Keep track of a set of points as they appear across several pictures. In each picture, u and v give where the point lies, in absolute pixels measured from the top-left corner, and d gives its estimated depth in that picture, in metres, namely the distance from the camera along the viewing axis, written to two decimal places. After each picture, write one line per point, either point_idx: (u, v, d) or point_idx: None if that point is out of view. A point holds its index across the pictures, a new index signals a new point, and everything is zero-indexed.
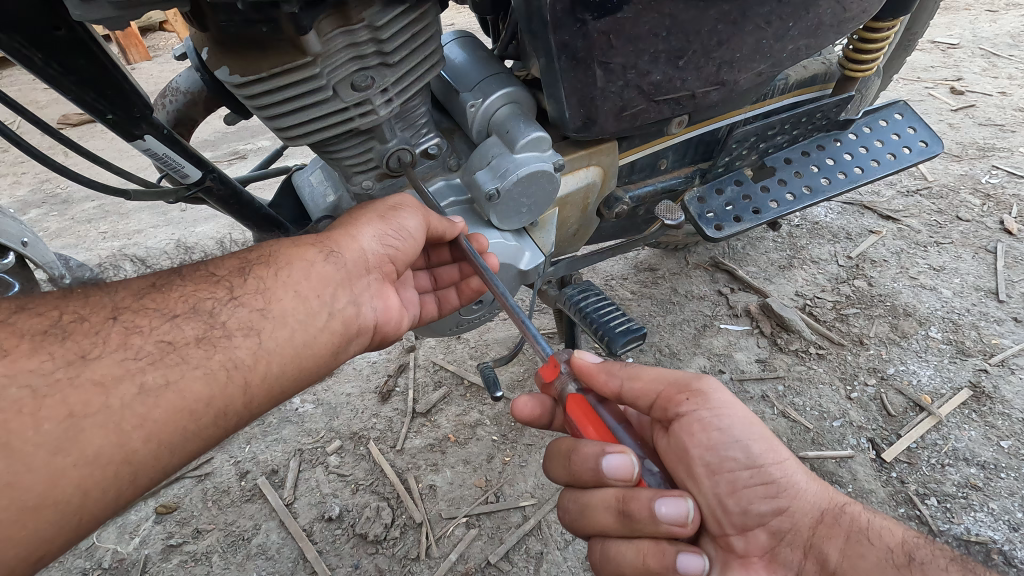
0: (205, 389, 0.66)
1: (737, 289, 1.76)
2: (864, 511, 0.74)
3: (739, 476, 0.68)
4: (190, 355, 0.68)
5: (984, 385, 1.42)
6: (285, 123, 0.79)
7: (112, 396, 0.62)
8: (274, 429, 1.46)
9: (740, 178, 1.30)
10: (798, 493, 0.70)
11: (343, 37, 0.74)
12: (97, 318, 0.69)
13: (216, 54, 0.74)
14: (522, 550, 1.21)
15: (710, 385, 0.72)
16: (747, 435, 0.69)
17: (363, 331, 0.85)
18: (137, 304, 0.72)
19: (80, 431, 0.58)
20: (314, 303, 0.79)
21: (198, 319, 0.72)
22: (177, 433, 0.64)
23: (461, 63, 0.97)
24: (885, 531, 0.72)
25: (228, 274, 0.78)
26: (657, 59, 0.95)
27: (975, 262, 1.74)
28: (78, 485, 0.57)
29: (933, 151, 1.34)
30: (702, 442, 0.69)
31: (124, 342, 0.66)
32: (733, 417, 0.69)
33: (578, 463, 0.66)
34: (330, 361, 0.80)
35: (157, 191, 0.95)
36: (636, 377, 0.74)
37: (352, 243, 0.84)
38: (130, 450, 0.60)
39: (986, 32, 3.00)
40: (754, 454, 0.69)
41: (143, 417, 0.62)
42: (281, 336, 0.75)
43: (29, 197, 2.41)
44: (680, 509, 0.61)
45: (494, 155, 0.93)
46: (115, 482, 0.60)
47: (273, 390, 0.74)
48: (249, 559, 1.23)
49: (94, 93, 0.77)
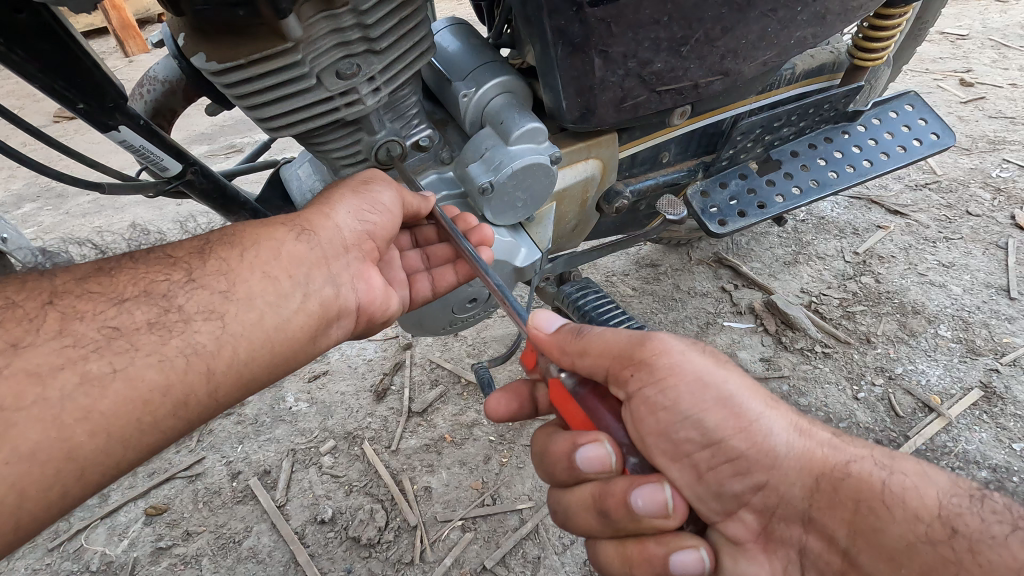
0: (160, 377, 0.64)
1: (741, 285, 1.72)
2: (879, 470, 0.67)
3: (701, 458, 0.62)
4: (143, 341, 0.65)
5: (996, 385, 1.38)
6: (267, 113, 0.75)
7: (50, 388, 0.59)
8: (268, 428, 1.43)
9: (745, 171, 1.26)
10: (777, 459, 0.64)
11: (326, 22, 0.70)
12: (32, 304, 0.65)
13: (192, 39, 0.70)
14: (519, 555, 1.18)
15: (656, 348, 0.64)
16: (699, 406, 0.62)
17: (344, 312, 0.81)
18: (77, 291, 0.68)
19: (13, 424, 0.55)
20: (284, 283, 0.75)
21: (153, 303, 0.69)
22: (130, 425, 0.61)
23: (453, 51, 0.93)
24: (913, 494, 0.66)
25: (186, 256, 0.75)
26: (659, 47, 0.91)
27: (986, 258, 1.70)
28: (13, 484, 0.54)
29: (945, 143, 1.30)
30: (652, 427, 0.62)
31: (62, 329, 0.64)
32: (680, 387, 0.62)
33: (555, 463, 0.65)
34: (308, 346, 0.77)
35: (136, 184, 0.92)
36: (587, 350, 0.65)
37: (326, 222, 0.81)
38: (74, 444, 0.58)
39: (996, 22, 2.94)
40: (710, 428, 0.62)
41: (86, 410, 0.59)
42: (249, 318, 0.72)
43: (24, 191, 2.39)
44: (657, 497, 0.57)
45: (487, 147, 0.89)
46: (59, 479, 0.57)
47: (243, 376, 0.70)
48: (239, 562, 1.20)
49: (63, 81, 0.74)
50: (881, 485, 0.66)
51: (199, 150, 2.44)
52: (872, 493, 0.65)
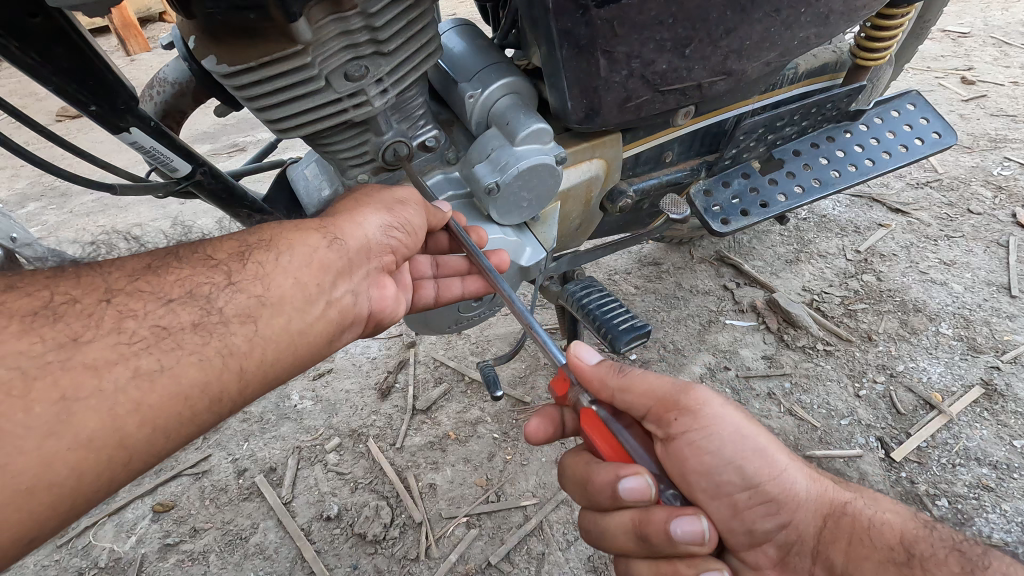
0: (201, 375, 0.64)
1: (743, 283, 1.73)
2: (865, 507, 0.73)
3: (740, 498, 0.66)
4: (186, 340, 0.65)
5: (996, 383, 1.39)
6: (276, 115, 0.76)
7: (106, 379, 0.59)
8: (273, 426, 1.44)
9: (748, 171, 1.27)
10: (799, 502, 0.69)
11: (336, 25, 0.71)
12: (89, 299, 0.66)
13: (202, 42, 0.71)
14: (523, 551, 1.19)
15: (699, 398, 0.66)
16: (740, 452, 0.66)
17: (356, 319, 0.83)
18: (132, 286, 0.68)
19: (72, 414, 0.56)
20: (313, 290, 0.76)
21: (195, 304, 0.69)
22: (171, 418, 0.62)
23: (459, 52, 0.93)
24: (883, 525, 0.71)
25: (227, 258, 0.75)
26: (663, 48, 0.92)
27: (986, 256, 1.71)
28: (73, 468, 0.55)
29: (947, 142, 1.30)
30: (695, 468, 0.65)
31: (118, 326, 0.64)
32: (723, 435, 0.65)
33: (595, 492, 0.64)
34: (324, 348, 0.78)
35: (145, 185, 0.93)
36: (629, 388, 0.67)
37: (356, 231, 0.82)
38: (125, 434, 0.58)
39: (998, 20, 2.94)
40: (750, 473, 0.66)
41: (137, 402, 0.60)
42: (278, 323, 0.72)
43: (28, 190, 2.40)
44: (695, 527, 0.57)
45: (493, 147, 0.90)
46: (111, 466, 0.58)
47: (269, 376, 0.72)
48: (246, 559, 1.21)
49: (76, 84, 0.75)
50: (868, 521, 0.71)
51: (202, 148, 2.45)
52: (862, 529, 0.70)
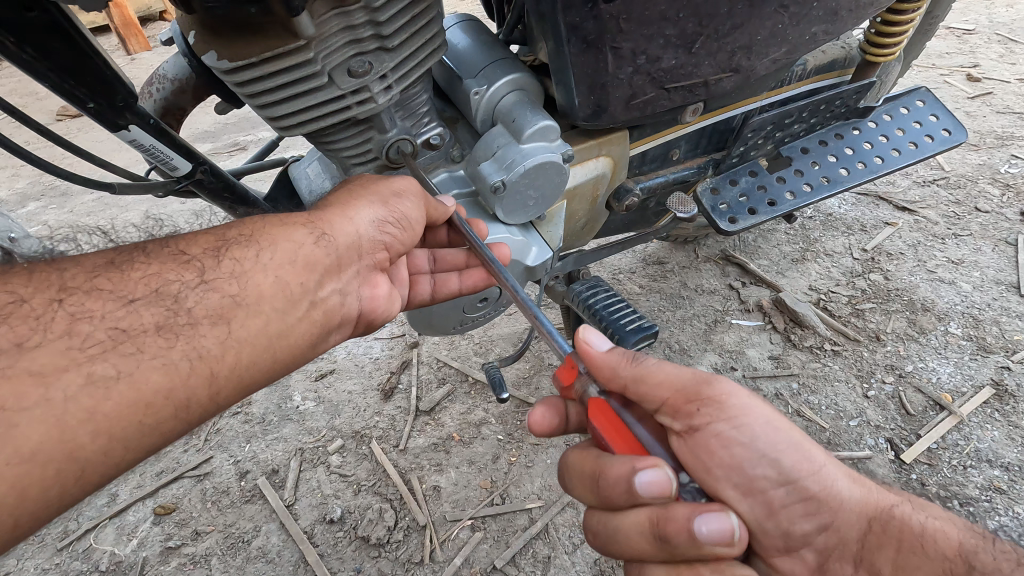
0: (164, 381, 0.62)
1: (748, 283, 1.71)
2: (915, 512, 0.72)
3: (774, 493, 0.64)
4: (149, 343, 0.63)
5: (1007, 383, 1.37)
6: (278, 112, 0.74)
7: (53, 389, 0.56)
8: (275, 428, 1.43)
9: (755, 169, 1.25)
10: (841, 504, 0.68)
11: (339, 20, 0.70)
12: (37, 301, 0.63)
13: (203, 38, 0.70)
14: (529, 554, 1.17)
15: (723, 389, 0.64)
16: (772, 447, 0.63)
17: (343, 319, 0.83)
18: (88, 288, 0.66)
19: (15, 426, 0.53)
20: (295, 288, 0.75)
21: (162, 305, 0.67)
22: (130, 427, 0.59)
23: (464, 48, 0.92)
24: (941, 535, 0.71)
25: (200, 255, 0.74)
26: (671, 43, 0.90)
27: (995, 255, 1.69)
28: (12, 486, 0.51)
29: (957, 139, 1.29)
30: (720, 462, 0.61)
31: (70, 330, 0.61)
32: (755, 428, 0.63)
33: (611, 487, 0.60)
34: (302, 354, 0.77)
35: (144, 183, 0.92)
36: (644, 378, 0.65)
37: (347, 227, 0.81)
38: (76, 445, 0.56)
39: (1002, 17, 2.92)
40: (786, 467, 0.63)
41: (90, 410, 0.57)
42: (257, 323, 0.71)
43: (28, 189, 2.38)
44: (722, 525, 0.54)
45: (499, 145, 0.88)
46: (59, 479, 0.55)
47: (241, 381, 0.69)
48: (249, 562, 1.20)
49: (73, 80, 0.73)
50: (917, 529, 0.70)
51: (203, 147, 2.43)
52: (911, 535, 0.69)
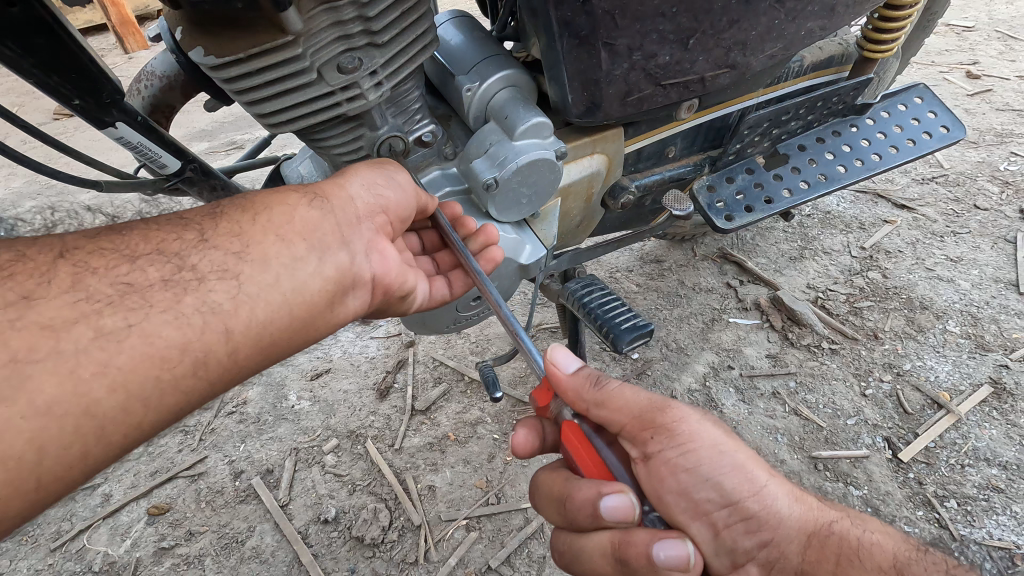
0: (177, 335, 0.62)
1: (746, 281, 1.70)
2: (853, 528, 0.70)
3: (718, 516, 0.60)
4: (156, 297, 0.63)
5: (1005, 381, 1.37)
6: (267, 109, 0.74)
7: (63, 341, 0.58)
8: (271, 427, 1.42)
9: (752, 166, 1.24)
10: (782, 519, 0.63)
11: (328, 15, 0.69)
12: (39, 257, 0.65)
13: (190, 34, 0.69)
14: (524, 554, 1.17)
15: (676, 415, 0.63)
16: (717, 469, 0.61)
17: (360, 281, 0.78)
18: (88, 250, 0.67)
19: (27, 377, 0.54)
20: (299, 246, 0.72)
21: (165, 261, 0.67)
22: (148, 382, 0.60)
23: (456, 44, 0.91)
24: (876, 548, 0.69)
25: (198, 219, 0.73)
26: (666, 39, 0.89)
27: (994, 253, 1.68)
28: (30, 441, 0.53)
29: (955, 136, 1.28)
30: (671, 487, 0.60)
31: (75, 283, 0.63)
32: (701, 453, 0.61)
33: (575, 511, 0.62)
34: (327, 312, 0.75)
35: (133, 182, 0.92)
36: (605, 403, 0.65)
37: (340, 191, 0.78)
38: (92, 400, 0.57)
39: (1002, 13, 2.90)
40: (728, 490, 0.61)
41: (102, 365, 0.58)
42: (263, 279, 0.69)
43: (24, 188, 2.37)
44: (680, 552, 0.55)
45: (492, 142, 0.88)
46: (79, 438, 0.56)
47: (262, 337, 0.68)
48: (243, 562, 1.19)
49: (59, 77, 0.73)
50: (857, 543, 0.68)
51: (199, 146, 2.42)
52: (852, 549, 0.67)
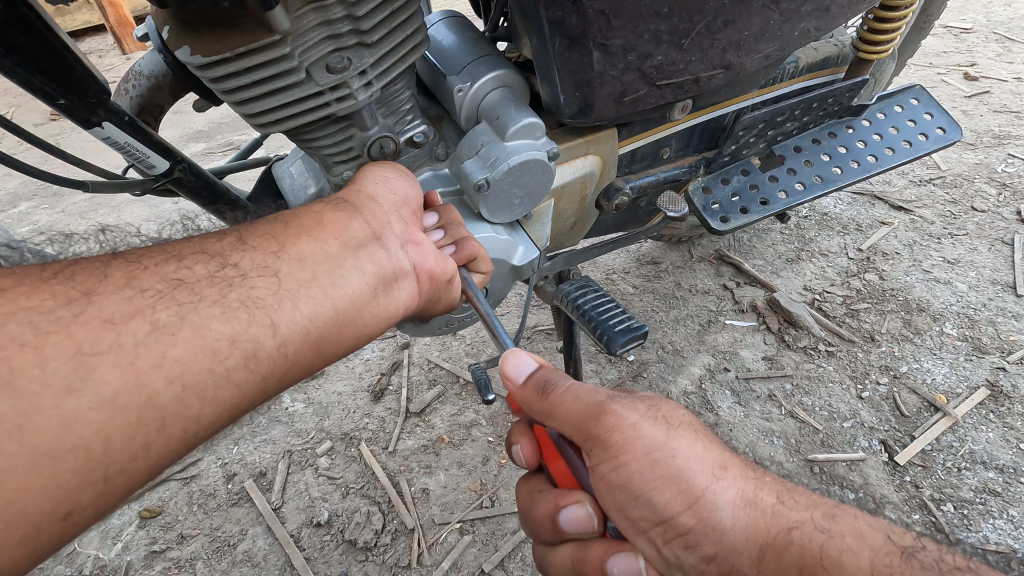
0: (227, 328, 0.61)
1: (742, 283, 1.69)
2: (817, 534, 0.62)
3: (656, 533, 0.60)
4: (203, 292, 0.62)
5: (1002, 384, 1.36)
6: (254, 109, 0.73)
7: (124, 335, 0.56)
8: (263, 430, 1.41)
9: (747, 167, 1.23)
10: (724, 530, 0.60)
11: (316, 14, 0.68)
12: (95, 260, 0.63)
13: (177, 34, 0.68)
14: (517, 558, 1.17)
15: (611, 422, 0.62)
16: (648, 484, 0.60)
17: (403, 272, 0.75)
18: (138, 253, 0.66)
19: (92, 370, 0.53)
20: (333, 245, 0.71)
21: (210, 259, 0.66)
22: (201, 374, 0.58)
23: (448, 44, 0.90)
24: (846, 558, 0.60)
25: (233, 227, 0.72)
26: (659, 40, 0.88)
27: (991, 255, 1.67)
28: (97, 430, 0.52)
29: (951, 138, 1.27)
30: (610, 504, 0.61)
31: (129, 281, 0.61)
32: (633, 467, 0.60)
33: (538, 524, 0.68)
34: (373, 308, 0.72)
35: (121, 183, 0.92)
36: (553, 412, 0.65)
37: (363, 194, 0.77)
38: (153, 391, 0.55)
39: (1000, 16, 2.90)
40: (659, 506, 0.60)
41: (161, 356, 0.56)
42: (302, 276, 0.67)
43: (19, 189, 2.36)
44: (630, 565, 0.60)
45: (483, 143, 0.87)
46: (142, 428, 0.54)
47: (310, 332, 0.66)
48: (234, 566, 1.19)
49: (43, 75, 0.73)
50: (819, 550, 0.60)
51: (197, 147, 2.42)
52: (812, 559, 0.60)
